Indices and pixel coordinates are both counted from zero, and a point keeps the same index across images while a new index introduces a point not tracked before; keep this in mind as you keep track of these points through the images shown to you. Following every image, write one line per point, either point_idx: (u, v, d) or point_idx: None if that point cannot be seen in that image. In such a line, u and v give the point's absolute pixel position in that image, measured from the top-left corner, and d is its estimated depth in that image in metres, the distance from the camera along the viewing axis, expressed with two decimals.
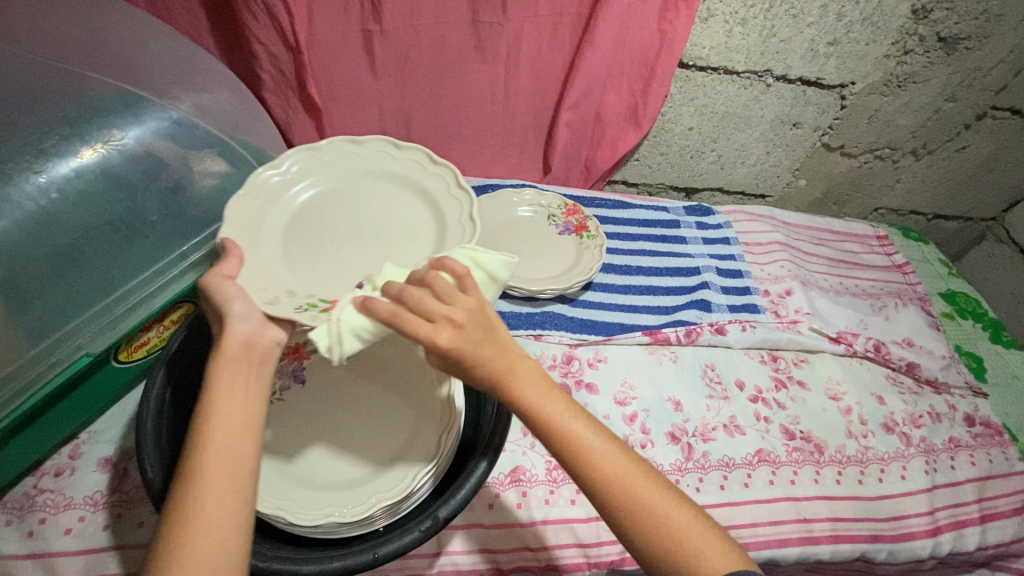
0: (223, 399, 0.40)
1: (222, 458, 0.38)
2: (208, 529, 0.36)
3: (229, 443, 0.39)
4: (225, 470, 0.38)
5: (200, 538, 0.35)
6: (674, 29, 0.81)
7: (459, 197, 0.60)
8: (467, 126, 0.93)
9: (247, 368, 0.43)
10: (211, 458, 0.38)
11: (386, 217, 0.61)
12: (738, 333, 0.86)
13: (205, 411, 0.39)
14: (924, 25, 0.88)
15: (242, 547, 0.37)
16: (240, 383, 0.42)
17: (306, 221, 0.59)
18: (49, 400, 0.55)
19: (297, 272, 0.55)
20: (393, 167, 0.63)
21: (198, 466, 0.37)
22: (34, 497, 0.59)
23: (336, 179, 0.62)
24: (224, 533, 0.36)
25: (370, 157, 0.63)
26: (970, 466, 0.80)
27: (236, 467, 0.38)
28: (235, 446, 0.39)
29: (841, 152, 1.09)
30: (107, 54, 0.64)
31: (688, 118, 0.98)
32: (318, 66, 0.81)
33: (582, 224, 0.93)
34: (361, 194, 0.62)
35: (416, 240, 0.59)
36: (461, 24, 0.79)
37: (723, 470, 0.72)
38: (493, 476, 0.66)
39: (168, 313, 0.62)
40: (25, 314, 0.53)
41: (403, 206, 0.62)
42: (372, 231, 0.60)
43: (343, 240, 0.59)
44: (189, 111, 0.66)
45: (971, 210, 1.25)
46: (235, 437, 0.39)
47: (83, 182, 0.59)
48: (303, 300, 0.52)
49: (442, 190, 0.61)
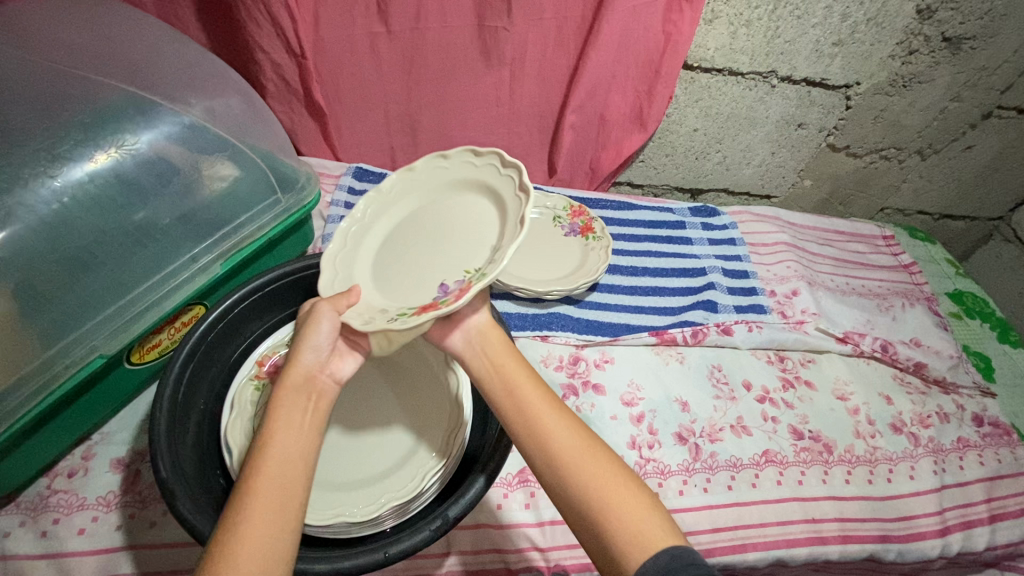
0: (284, 425, 0.45)
1: (275, 477, 0.42)
2: (260, 534, 0.39)
3: (284, 466, 0.43)
4: (279, 484, 0.42)
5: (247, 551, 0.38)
6: (679, 31, 0.81)
7: (511, 174, 0.58)
8: (473, 128, 0.94)
9: (307, 397, 0.48)
10: (271, 473, 0.42)
11: (462, 220, 0.59)
12: (744, 334, 0.86)
13: (269, 432, 0.45)
14: (929, 25, 0.88)
15: (287, 555, 0.39)
16: (298, 411, 0.47)
17: (391, 246, 0.61)
18: (63, 402, 0.56)
19: (389, 290, 0.56)
20: (451, 174, 0.62)
21: (257, 478, 0.42)
22: (48, 498, 0.60)
23: (411, 206, 0.63)
24: (275, 541, 0.39)
25: (428, 172, 0.63)
26: (978, 466, 0.80)
27: (288, 484, 0.42)
28: (289, 465, 0.43)
29: (846, 152, 1.09)
30: (120, 60, 0.65)
31: (693, 119, 0.99)
32: (326, 70, 0.82)
33: (588, 225, 0.93)
34: (443, 203, 0.62)
35: (486, 228, 0.57)
36: (467, 28, 0.79)
37: (731, 470, 0.72)
38: (500, 477, 0.67)
39: (180, 316, 0.63)
40: (40, 317, 0.54)
41: (472, 203, 0.60)
42: (449, 234, 0.59)
43: (423, 252, 0.58)
44: (200, 115, 0.66)
45: (977, 210, 1.25)
46: (292, 458, 0.43)
47: (96, 187, 0.59)
48: (395, 311, 0.52)
49: (495, 175, 0.59)
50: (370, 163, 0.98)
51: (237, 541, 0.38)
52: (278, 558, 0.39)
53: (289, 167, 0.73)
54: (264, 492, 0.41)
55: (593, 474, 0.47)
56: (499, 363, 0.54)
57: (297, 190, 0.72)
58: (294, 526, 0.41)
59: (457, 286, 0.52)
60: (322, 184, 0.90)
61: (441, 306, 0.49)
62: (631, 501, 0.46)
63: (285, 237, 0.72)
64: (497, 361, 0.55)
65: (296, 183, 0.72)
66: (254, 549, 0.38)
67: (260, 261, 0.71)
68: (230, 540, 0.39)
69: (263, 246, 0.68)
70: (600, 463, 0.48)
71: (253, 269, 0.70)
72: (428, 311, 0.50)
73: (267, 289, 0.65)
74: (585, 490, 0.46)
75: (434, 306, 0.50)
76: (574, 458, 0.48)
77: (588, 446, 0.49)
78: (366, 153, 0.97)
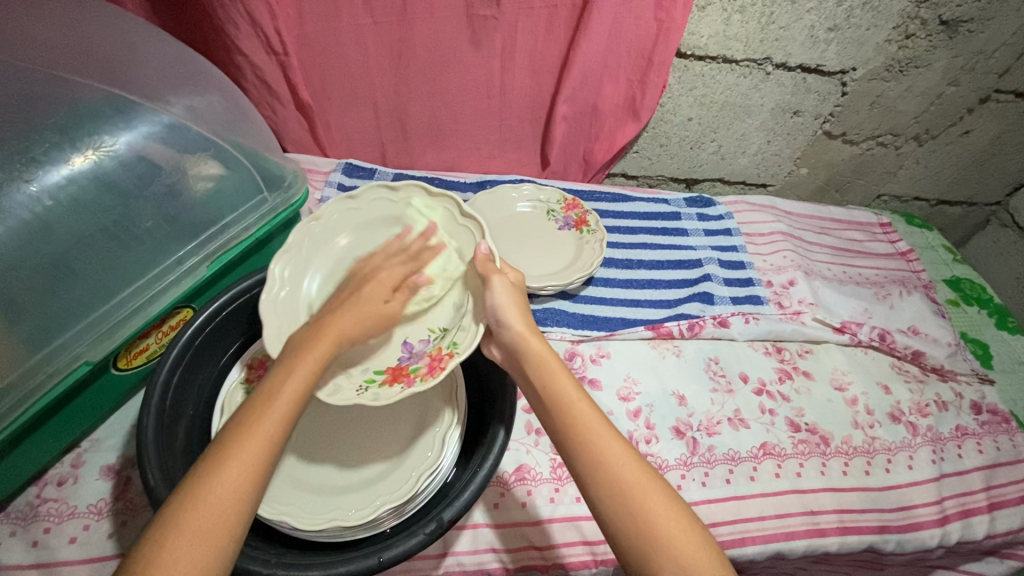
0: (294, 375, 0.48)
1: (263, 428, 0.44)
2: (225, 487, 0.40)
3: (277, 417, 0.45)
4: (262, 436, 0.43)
5: (215, 496, 0.40)
6: (671, 18, 0.80)
7: (467, 224, 0.62)
8: (464, 121, 0.92)
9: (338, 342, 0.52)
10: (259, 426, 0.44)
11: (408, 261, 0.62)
12: (742, 326, 0.85)
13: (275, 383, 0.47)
14: (926, 8, 0.87)
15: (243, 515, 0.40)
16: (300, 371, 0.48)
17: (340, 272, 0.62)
18: (50, 410, 0.55)
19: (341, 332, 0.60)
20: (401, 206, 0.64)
21: (249, 427, 0.43)
22: (38, 507, 0.59)
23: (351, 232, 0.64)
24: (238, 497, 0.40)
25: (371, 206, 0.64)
26: (977, 454, 0.79)
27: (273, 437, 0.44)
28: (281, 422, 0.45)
29: (843, 139, 1.08)
30: (97, 58, 0.63)
31: (687, 108, 0.97)
32: (311, 65, 0.80)
33: (582, 218, 0.92)
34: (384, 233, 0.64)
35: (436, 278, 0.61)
36: (454, 19, 0.78)
37: (729, 464, 0.71)
38: (497, 476, 0.66)
39: (167, 320, 0.62)
40: (22, 325, 0.53)
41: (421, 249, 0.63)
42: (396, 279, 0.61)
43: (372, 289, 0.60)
44: (182, 115, 0.65)
45: (975, 195, 1.24)
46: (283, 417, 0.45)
47: (75, 189, 0.58)
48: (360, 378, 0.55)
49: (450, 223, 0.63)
50: (360, 159, 0.97)
51: (210, 485, 0.40)
52: (234, 513, 0.40)
53: (275, 165, 0.71)
54: (250, 446, 0.42)
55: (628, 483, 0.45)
56: (545, 368, 0.53)
57: (284, 188, 0.70)
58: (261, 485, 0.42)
59: (422, 344, 0.58)
60: (311, 181, 0.89)
61: (416, 379, 0.54)
62: (664, 513, 0.44)
63: (274, 236, 0.70)
64: (541, 365, 0.53)
65: (283, 181, 0.70)
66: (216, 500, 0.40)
67: (250, 261, 0.69)
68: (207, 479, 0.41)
69: (253, 247, 0.67)
70: (651, 486, 0.45)
71: (244, 270, 0.69)
72: (401, 378, 0.54)
73: (256, 292, 0.64)
74: (629, 505, 0.44)
75: (405, 376, 0.55)
76: (616, 464, 0.46)
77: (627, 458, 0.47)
78: (356, 148, 0.95)
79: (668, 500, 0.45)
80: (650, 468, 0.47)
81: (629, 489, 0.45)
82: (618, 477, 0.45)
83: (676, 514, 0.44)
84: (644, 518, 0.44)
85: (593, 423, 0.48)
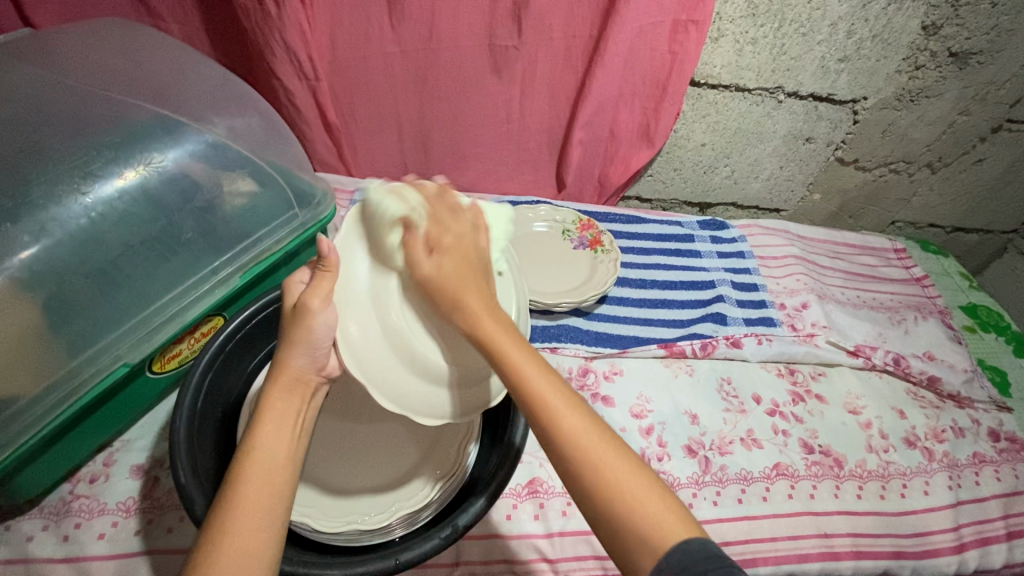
0: (261, 450, 0.44)
1: (263, 472, 0.43)
2: (246, 531, 0.40)
3: (271, 462, 0.44)
4: (264, 481, 0.43)
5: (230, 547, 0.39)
6: (685, 49, 0.83)
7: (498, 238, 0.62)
8: (485, 144, 0.96)
9: (300, 401, 0.49)
10: (253, 474, 0.43)
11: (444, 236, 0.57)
12: (754, 347, 0.87)
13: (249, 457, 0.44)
14: (935, 41, 0.89)
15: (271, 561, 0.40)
16: (288, 413, 0.48)
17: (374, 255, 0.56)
18: (89, 409, 0.58)
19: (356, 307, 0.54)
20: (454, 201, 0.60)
21: (239, 476, 0.43)
22: (71, 503, 0.61)
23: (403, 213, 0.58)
24: (258, 547, 0.40)
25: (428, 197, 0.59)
26: (994, 481, 0.78)
27: (261, 536, 0.40)
28: (268, 513, 0.41)
29: (855, 166, 1.09)
30: (150, 83, 0.68)
31: (700, 134, 1.00)
32: (342, 90, 0.85)
33: (597, 238, 0.94)
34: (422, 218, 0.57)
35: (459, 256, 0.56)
36: (478, 47, 0.82)
37: (741, 484, 0.72)
38: (510, 488, 0.67)
39: (199, 326, 0.66)
40: (68, 327, 0.56)
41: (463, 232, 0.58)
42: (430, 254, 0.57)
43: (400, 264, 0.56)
44: (223, 134, 0.69)
45: (990, 223, 1.24)
46: (262, 504, 0.41)
47: (124, 203, 0.61)
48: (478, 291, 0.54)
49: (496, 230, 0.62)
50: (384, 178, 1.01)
51: (225, 533, 0.40)
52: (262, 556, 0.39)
53: (306, 183, 0.76)
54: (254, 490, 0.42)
55: (590, 448, 0.43)
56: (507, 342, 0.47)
57: (313, 205, 0.75)
58: (277, 530, 0.41)
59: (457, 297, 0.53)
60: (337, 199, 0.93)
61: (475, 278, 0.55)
62: (637, 480, 0.42)
63: (302, 249, 0.75)
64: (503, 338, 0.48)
65: (313, 199, 0.75)
66: (235, 551, 0.39)
67: (278, 273, 0.74)
68: (220, 526, 0.40)
69: (281, 259, 0.71)
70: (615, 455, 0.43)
71: (272, 282, 0.73)
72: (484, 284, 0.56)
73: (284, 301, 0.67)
74: (587, 462, 0.42)
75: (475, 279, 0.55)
76: (575, 428, 0.43)
77: (584, 419, 0.44)
78: (381, 169, 0.99)
79: (630, 462, 0.43)
80: (604, 429, 0.44)
81: (587, 454, 0.42)
82: (581, 446, 0.42)
83: (645, 485, 0.42)
84: (602, 477, 0.42)
85: (547, 391, 0.45)
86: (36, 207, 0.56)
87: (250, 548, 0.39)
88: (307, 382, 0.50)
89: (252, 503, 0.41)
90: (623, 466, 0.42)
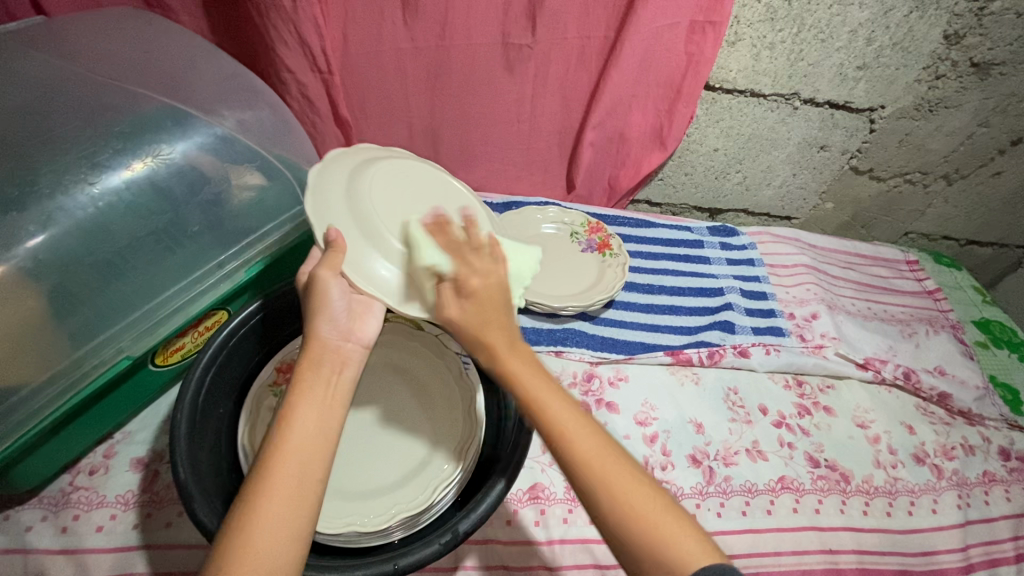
0: (299, 425, 0.44)
1: (304, 449, 0.43)
2: (280, 512, 0.40)
3: (312, 438, 0.44)
4: (301, 461, 0.43)
5: (265, 528, 0.39)
6: (701, 53, 0.82)
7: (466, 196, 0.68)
8: (495, 144, 0.95)
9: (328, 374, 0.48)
10: (291, 450, 0.43)
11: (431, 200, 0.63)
12: (762, 356, 0.85)
13: (280, 440, 0.43)
14: (957, 50, 0.88)
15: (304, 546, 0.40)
16: (322, 384, 0.47)
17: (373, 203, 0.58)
18: (91, 400, 0.58)
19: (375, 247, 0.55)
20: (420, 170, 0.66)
21: (279, 451, 0.43)
22: (70, 494, 0.61)
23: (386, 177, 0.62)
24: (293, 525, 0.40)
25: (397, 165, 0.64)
26: (1005, 502, 0.77)
27: (296, 517, 0.41)
28: (307, 490, 0.42)
29: (870, 175, 1.08)
30: (161, 73, 0.67)
31: (713, 139, 0.99)
32: (352, 85, 0.84)
33: (605, 242, 0.93)
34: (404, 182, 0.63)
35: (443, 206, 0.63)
36: (492, 46, 0.81)
37: (745, 496, 0.70)
38: (511, 493, 0.67)
39: (203, 320, 0.65)
40: (72, 318, 0.55)
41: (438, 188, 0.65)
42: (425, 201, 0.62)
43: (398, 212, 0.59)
44: (233, 127, 0.68)
45: (1005, 237, 1.22)
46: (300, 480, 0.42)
47: (131, 194, 0.61)
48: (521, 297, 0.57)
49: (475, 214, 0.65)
50: None
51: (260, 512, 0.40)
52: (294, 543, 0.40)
53: None
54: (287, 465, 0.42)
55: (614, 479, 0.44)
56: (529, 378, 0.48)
57: None
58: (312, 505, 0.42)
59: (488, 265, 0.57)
60: None
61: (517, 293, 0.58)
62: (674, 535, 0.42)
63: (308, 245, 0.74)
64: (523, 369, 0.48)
65: None
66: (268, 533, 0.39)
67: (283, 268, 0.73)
68: (253, 507, 0.40)
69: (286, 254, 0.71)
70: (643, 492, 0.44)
71: (275, 277, 0.73)
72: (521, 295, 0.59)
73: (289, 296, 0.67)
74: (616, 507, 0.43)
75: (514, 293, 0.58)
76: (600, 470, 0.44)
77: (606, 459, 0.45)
78: None
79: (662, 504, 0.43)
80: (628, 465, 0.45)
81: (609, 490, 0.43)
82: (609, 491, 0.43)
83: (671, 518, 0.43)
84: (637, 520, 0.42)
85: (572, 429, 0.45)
86: (43, 196, 0.56)
87: (289, 531, 0.40)
88: (337, 355, 0.50)
89: (286, 483, 0.41)
90: (656, 506, 0.43)
